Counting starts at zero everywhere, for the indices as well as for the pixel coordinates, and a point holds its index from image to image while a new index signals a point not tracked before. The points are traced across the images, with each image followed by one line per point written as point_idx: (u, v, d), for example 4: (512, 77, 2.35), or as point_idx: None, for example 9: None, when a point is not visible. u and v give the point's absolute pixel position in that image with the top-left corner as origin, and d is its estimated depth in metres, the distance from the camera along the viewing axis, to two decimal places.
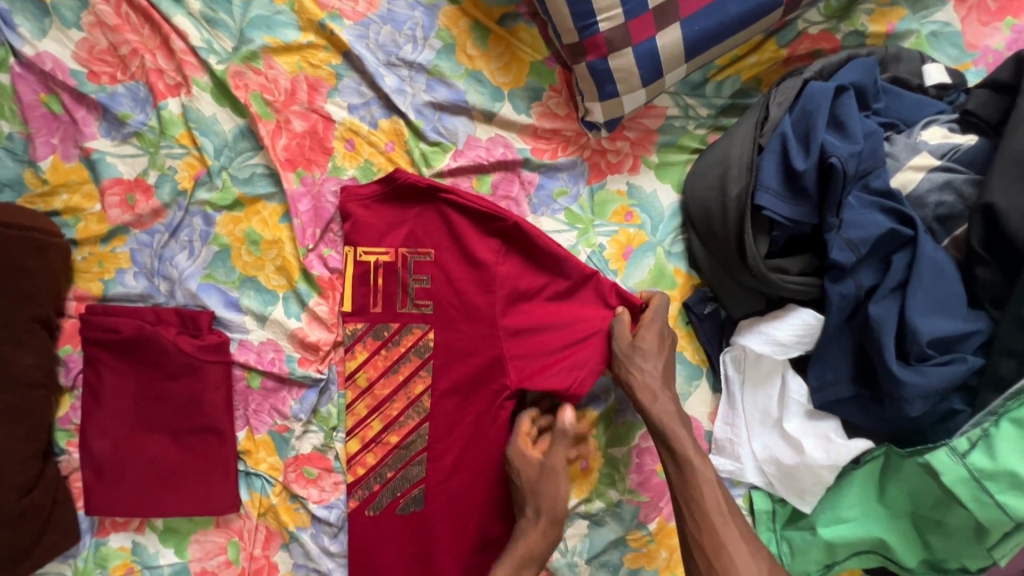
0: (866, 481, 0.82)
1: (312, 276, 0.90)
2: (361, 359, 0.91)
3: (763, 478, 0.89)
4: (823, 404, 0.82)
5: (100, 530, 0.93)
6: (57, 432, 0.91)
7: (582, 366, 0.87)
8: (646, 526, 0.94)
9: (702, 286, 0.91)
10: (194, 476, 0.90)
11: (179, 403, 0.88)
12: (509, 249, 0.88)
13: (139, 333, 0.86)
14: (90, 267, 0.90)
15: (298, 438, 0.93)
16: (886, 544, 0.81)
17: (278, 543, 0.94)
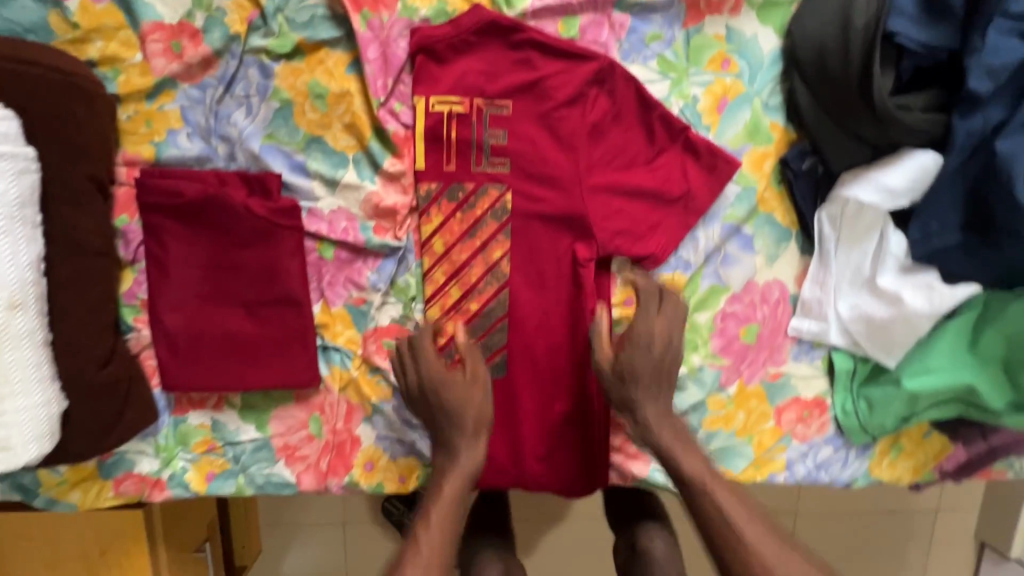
0: (959, 330, 0.83)
1: (386, 134, 0.83)
2: (436, 224, 0.87)
3: (846, 338, 0.90)
4: (923, 256, 0.81)
5: (178, 408, 0.92)
6: (122, 309, 0.86)
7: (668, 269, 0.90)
8: (726, 389, 0.95)
9: (800, 142, 0.86)
10: (272, 349, 0.87)
11: (254, 273, 0.83)
12: (584, 96, 0.83)
13: (204, 196, 0.80)
14: (137, 128, 0.81)
15: (377, 310, 0.90)
16: (975, 390, 0.82)
17: (360, 416, 0.94)
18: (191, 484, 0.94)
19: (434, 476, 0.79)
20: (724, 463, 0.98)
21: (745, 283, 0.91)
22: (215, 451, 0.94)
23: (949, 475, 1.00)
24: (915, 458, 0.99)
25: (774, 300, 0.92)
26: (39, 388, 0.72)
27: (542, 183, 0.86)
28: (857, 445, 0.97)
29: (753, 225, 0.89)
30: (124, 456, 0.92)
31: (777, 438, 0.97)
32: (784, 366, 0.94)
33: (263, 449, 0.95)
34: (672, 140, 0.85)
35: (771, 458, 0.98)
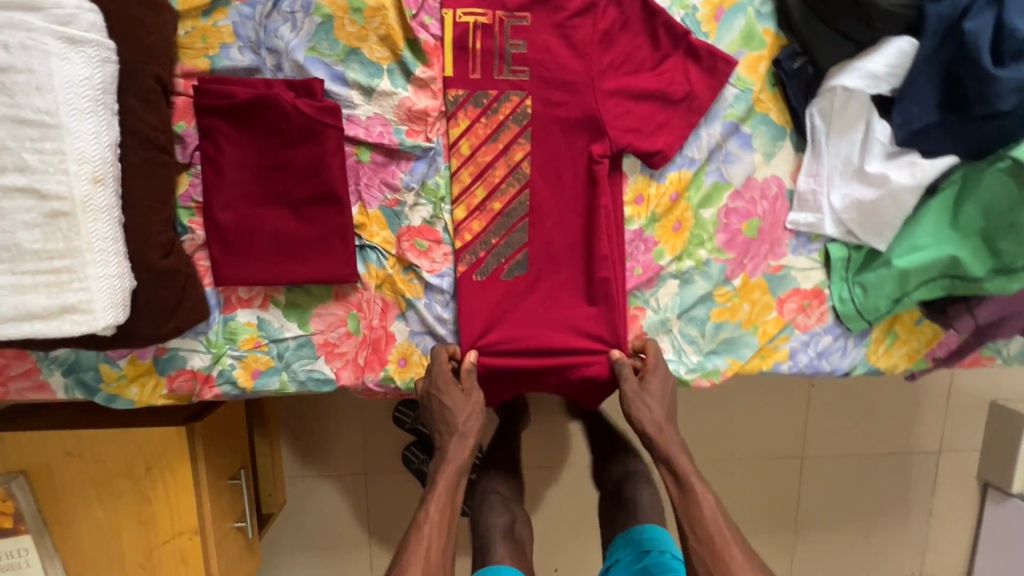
0: (941, 207, 0.92)
1: (417, 44, 0.93)
2: (463, 127, 0.95)
3: (841, 228, 0.98)
4: (906, 138, 0.90)
5: (227, 306, 1.00)
6: (179, 210, 0.95)
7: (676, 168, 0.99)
8: (731, 282, 1.03)
9: (791, 45, 0.95)
10: (315, 245, 0.95)
11: (300, 171, 0.92)
12: (594, 6, 0.93)
13: (255, 98, 0.88)
14: (194, 42, 0.91)
15: (409, 209, 0.98)
16: (958, 260, 0.91)
17: (394, 312, 1.02)
18: (239, 380, 1.01)
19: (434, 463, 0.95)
20: (733, 354, 1.05)
21: (745, 179, 1.00)
22: (260, 348, 1.01)
23: (942, 361, 1.07)
24: (909, 345, 1.06)
25: (773, 195, 1.00)
26: (115, 260, 0.79)
27: (558, 88, 0.95)
28: (854, 335, 1.05)
29: (750, 125, 0.98)
30: (177, 353, 1.00)
31: (781, 327, 1.04)
32: (784, 259, 1.02)
33: (305, 346, 1.02)
34: (675, 45, 0.94)
35: (776, 347, 1.05)
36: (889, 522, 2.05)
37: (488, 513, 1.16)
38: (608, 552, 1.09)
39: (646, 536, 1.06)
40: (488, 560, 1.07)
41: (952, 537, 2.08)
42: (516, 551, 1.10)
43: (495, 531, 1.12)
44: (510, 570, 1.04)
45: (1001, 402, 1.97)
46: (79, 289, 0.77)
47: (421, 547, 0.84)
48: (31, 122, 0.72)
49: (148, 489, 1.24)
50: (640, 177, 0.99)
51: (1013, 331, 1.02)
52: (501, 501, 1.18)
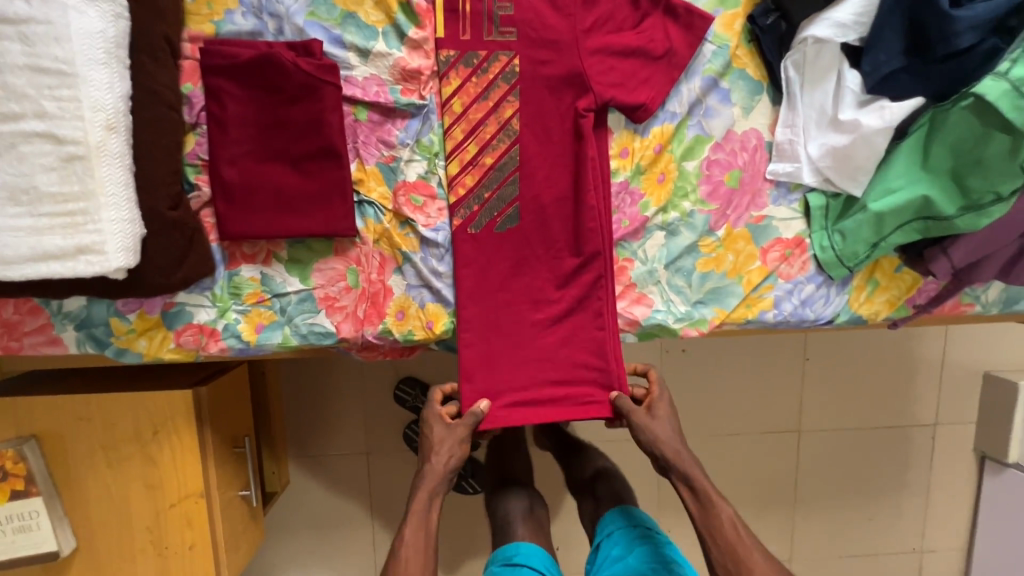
0: (911, 151, 0.96)
1: (410, 7, 0.98)
2: (455, 87, 1.01)
3: (818, 176, 1.02)
4: (875, 85, 0.94)
5: (231, 262, 1.04)
6: (186, 168, 1.00)
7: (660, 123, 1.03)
8: (715, 233, 1.07)
9: (764, 2, 1.00)
10: (316, 199, 1.00)
11: (301, 127, 0.97)
12: None
13: (257, 57, 0.94)
14: (200, 9, 0.96)
15: (405, 165, 1.03)
16: (929, 200, 0.94)
17: (392, 266, 1.06)
18: (244, 333, 1.05)
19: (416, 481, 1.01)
20: (719, 304, 1.08)
21: (725, 132, 1.04)
22: (264, 303, 1.06)
23: (923, 308, 1.11)
24: (890, 292, 1.10)
25: (753, 147, 1.05)
26: (127, 205, 0.84)
27: (544, 47, 1.00)
28: (836, 283, 1.09)
29: (729, 80, 1.03)
30: (184, 308, 1.04)
31: (765, 276, 1.08)
32: (765, 209, 1.07)
33: (307, 300, 1.06)
34: (654, 4, 1.00)
35: (761, 296, 1.09)
36: (888, 496, 2.07)
37: (505, 499, 1.26)
38: (599, 526, 1.17)
39: (634, 514, 1.16)
40: (511, 537, 1.15)
41: (951, 511, 2.10)
42: (534, 527, 1.19)
43: (514, 513, 1.21)
44: (532, 547, 1.11)
45: (993, 373, 1.99)
46: (92, 231, 0.81)
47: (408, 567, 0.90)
48: (50, 71, 0.77)
49: (155, 453, 1.28)
50: (624, 132, 1.04)
51: (991, 275, 1.05)
52: (520, 488, 1.28)
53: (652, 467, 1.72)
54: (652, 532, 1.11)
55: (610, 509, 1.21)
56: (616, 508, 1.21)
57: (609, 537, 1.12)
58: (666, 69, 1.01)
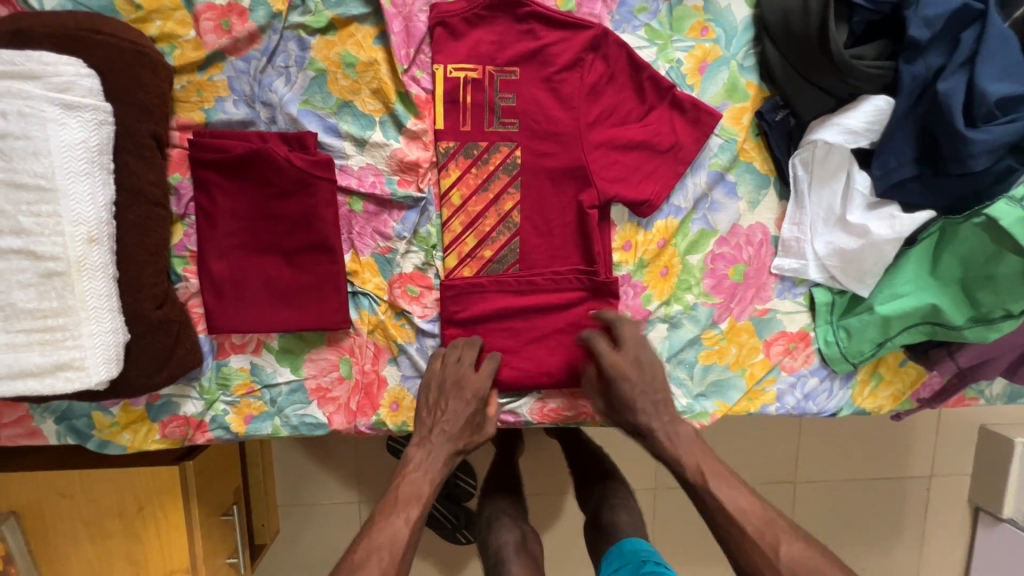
0: (920, 257, 0.94)
1: (409, 97, 0.95)
2: (454, 178, 0.97)
3: (824, 274, 1.00)
4: (886, 189, 0.92)
5: (220, 352, 1.01)
6: (173, 259, 0.96)
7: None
8: (718, 325, 1.04)
9: (773, 97, 0.98)
10: (308, 292, 0.97)
11: (293, 222, 0.94)
12: (582, 60, 0.95)
13: (248, 151, 0.90)
14: (189, 96, 0.92)
15: (401, 257, 1.00)
16: (938, 309, 0.92)
17: (387, 356, 1.03)
18: (231, 425, 1.02)
19: (427, 436, 0.94)
20: (721, 397, 1.06)
21: (731, 226, 1.02)
22: (253, 393, 1.02)
23: (926, 402, 1.09)
24: (894, 385, 1.08)
25: (758, 242, 1.02)
26: (109, 316, 0.81)
27: (547, 139, 0.97)
28: (840, 376, 1.07)
29: (735, 173, 1.01)
30: (170, 399, 1.01)
31: (768, 369, 1.05)
32: (770, 303, 1.04)
33: (298, 391, 1.03)
34: (660, 97, 0.96)
35: (764, 390, 1.06)
36: (881, 548, 2.05)
37: (498, 533, 1.17)
38: (605, 564, 1.11)
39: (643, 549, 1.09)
40: None
41: (943, 560, 2.09)
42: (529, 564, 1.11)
43: (507, 550, 1.13)
44: None
45: (989, 427, 1.98)
46: (72, 346, 0.78)
47: (401, 510, 0.86)
48: (29, 186, 0.74)
49: (140, 530, 1.22)
50: (627, 225, 1.01)
51: (994, 373, 1.03)
52: (511, 519, 1.20)
53: (650, 525, 1.67)
54: (658, 567, 1.03)
55: (612, 546, 1.15)
56: (625, 540, 1.14)
57: (614, 574, 1.05)
58: (672, 161, 0.98)
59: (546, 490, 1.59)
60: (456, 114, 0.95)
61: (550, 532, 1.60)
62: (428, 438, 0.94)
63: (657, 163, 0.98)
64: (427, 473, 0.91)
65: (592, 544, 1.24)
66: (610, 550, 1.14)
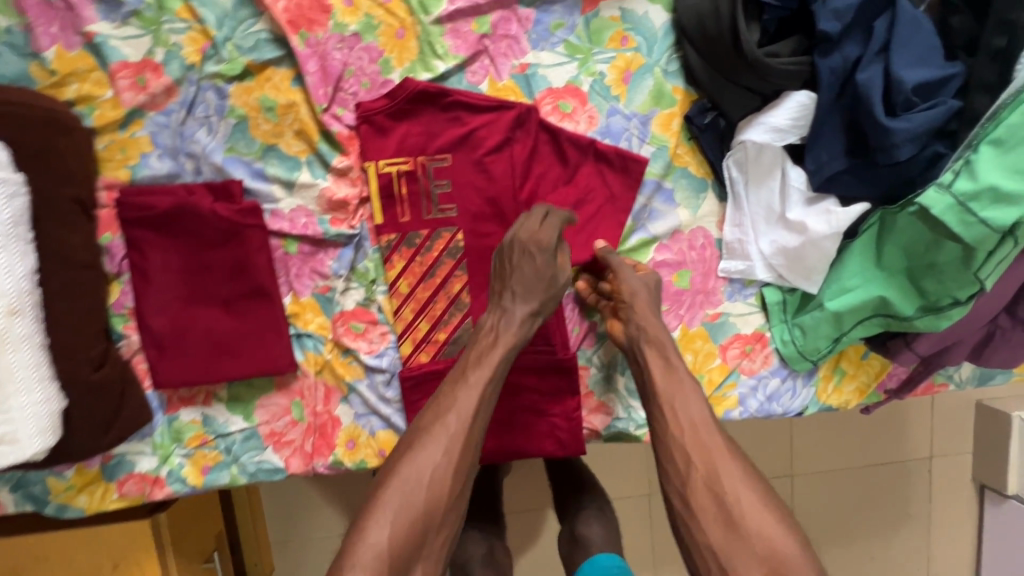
0: (864, 250, 0.92)
1: (331, 135, 0.94)
2: (400, 268, 0.98)
3: (772, 272, 0.98)
4: (822, 184, 0.90)
5: (170, 407, 1.00)
6: (112, 318, 0.96)
7: (608, 235, 0.97)
8: (671, 333, 1.02)
9: (701, 100, 0.96)
10: (250, 339, 0.96)
11: (226, 271, 0.93)
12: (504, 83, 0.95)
13: (174, 207, 0.90)
14: (114, 155, 0.92)
15: (341, 295, 0.99)
16: (887, 301, 0.90)
17: (338, 396, 1.02)
18: (189, 478, 1.01)
19: (440, 390, 0.80)
20: None
21: (672, 233, 1.00)
22: (207, 444, 1.02)
23: (894, 393, 1.06)
24: (859, 379, 1.05)
25: (701, 246, 1.00)
26: (38, 386, 0.81)
27: (478, 166, 0.96)
28: (802, 375, 1.04)
29: (672, 180, 0.99)
30: (125, 458, 1.00)
31: (726, 374, 1.03)
32: (721, 306, 1.02)
33: (251, 437, 1.02)
34: (583, 155, 0.96)
35: (725, 395, 1.03)
36: (888, 536, 2.00)
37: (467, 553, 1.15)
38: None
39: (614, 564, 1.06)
40: None
41: (954, 543, 2.03)
42: None
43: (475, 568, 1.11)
44: None
45: (986, 402, 1.93)
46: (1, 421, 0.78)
47: (398, 499, 0.71)
48: None
49: None
50: None
51: (961, 359, 1.00)
52: None
53: (643, 535, 1.64)
54: None
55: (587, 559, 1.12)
56: (599, 555, 1.11)
57: None
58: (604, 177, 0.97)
59: (526, 505, 1.56)
60: (381, 148, 0.94)
61: (540, 551, 1.58)
62: (437, 410, 0.77)
63: (590, 177, 0.97)
64: (429, 479, 0.72)
65: (565, 555, 1.20)
66: (582, 567, 1.11)
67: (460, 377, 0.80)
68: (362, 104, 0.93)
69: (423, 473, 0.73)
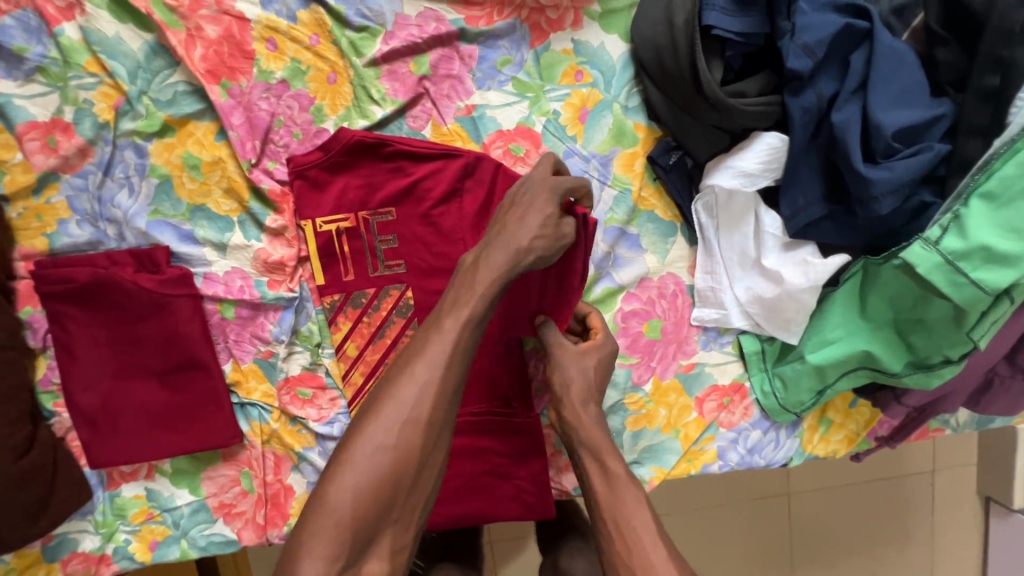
0: (847, 299, 0.84)
1: (262, 192, 0.87)
2: (345, 331, 0.91)
3: (748, 321, 0.91)
4: (798, 230, 0.83)
5: (111, 483, 0.94)
6: (41, 395, 0.89)
7: None
8: (642, 388, 0.93)
9: (665, 137, 0.88)
10: (187, 414, 0.90)
11: (156, 343, 0.87)
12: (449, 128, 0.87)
13: (94, 279, 0.84)
14: (29, 223, 0.85)
15: (285, 361, 0.92)
16: (873, 355, 0.82)
17: (289, 466, 0.95)
18: (136, 555, 0.95)
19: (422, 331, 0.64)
20: (658, 462, 0.94)
21: (639, 280, 0.91)
22: (154, 519, 0.95)
23: (885, 441, 0.99)
24: (847, 428, 0.97)
25: (671, 293, 0.92)
26: None
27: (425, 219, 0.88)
28: (785, 426, 0.96)
29: (637, 226, 0.91)
30: (66, 537, 0.93)
31: (703, 429, 0.94)
32: (695, 356, 0.94)
33: (200, 510, 0.96)
34: None
35: (703, 449, 0.94)
36: None
37: None
38: None
39: None
40: None
41: None
42: None
43: None
44: None
45: None
46: None
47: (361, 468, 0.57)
48: None
49: None
50: None
51: (956, 407, 0.92)
52: None
53: None
54: None
55: None
56: None
57: None
58: None
59: None
60: (319, 204, 0.87)
61: None
62: (415, 355, 0.62)
63: None
64: (405, 438, 0.58)
65: None
66: None
67: (442, 318, 0.64)
68: (294, 158, 0.85)
69: (394, 438, 0.58)
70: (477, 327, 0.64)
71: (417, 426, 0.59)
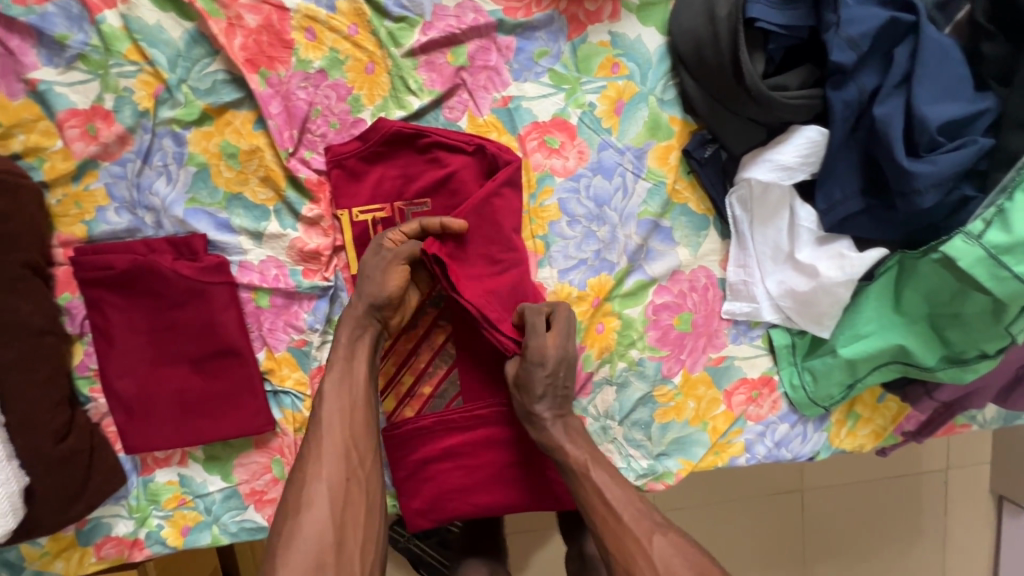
0: (881, 293, 0.85)
1: (299, 181, 0.87)
2: None
3: (779, 314, 0.91)
4: (834, 224, 0.83)
5: (145, 469, 0.95)
6: (77, 380, 0.90)
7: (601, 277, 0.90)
8: (671, 379, 0.93)
9: (701, 130, 0.89)
10: (221, 401, 0.90)
11: (193, 331, 0.88)
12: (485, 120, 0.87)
13: (132, 265, 0.84)
14: (68, 210, 0.86)
15: (318, 349, 0.92)
16: (907, 350, 0.83)
17: None
18: (169, 539, 0.96)
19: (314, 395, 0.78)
20: (685, 454, 0.94)
21: (671, 273, 0.92)
22: (186, 505, 0.96)
23: (912, 436, 0.99)
24: (874, 423, 0.98)
25: (703, 286, 0.92)
26: None
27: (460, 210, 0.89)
28: (812, 420, 0.96)
29: (670, 218, 0.91)
30: (100, 521, 0.95)
31: (732, 422, 0.95)
32: (725, 349, 0.94)
33: (232, 496, 0.97)
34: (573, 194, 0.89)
35: (730, 442, 0.95)
36: None
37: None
38: None
39: None
40: None
41: None
42: None
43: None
44: None
45: None
46: None
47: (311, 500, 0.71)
48: None
49: None
50: (559, 286, 0.90)
51: (984, 403, 0.93)
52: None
53: None
54: None
55: None
56: None
57: None
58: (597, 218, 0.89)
59: None
60: (355, 194, 0.88)
61: None
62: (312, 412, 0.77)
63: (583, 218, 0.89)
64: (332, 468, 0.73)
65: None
66: None
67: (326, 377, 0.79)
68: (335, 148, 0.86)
69: (328, 473, 0.73)
70: (347, 377, 0.79)
71: (341, 455, 0.74)
